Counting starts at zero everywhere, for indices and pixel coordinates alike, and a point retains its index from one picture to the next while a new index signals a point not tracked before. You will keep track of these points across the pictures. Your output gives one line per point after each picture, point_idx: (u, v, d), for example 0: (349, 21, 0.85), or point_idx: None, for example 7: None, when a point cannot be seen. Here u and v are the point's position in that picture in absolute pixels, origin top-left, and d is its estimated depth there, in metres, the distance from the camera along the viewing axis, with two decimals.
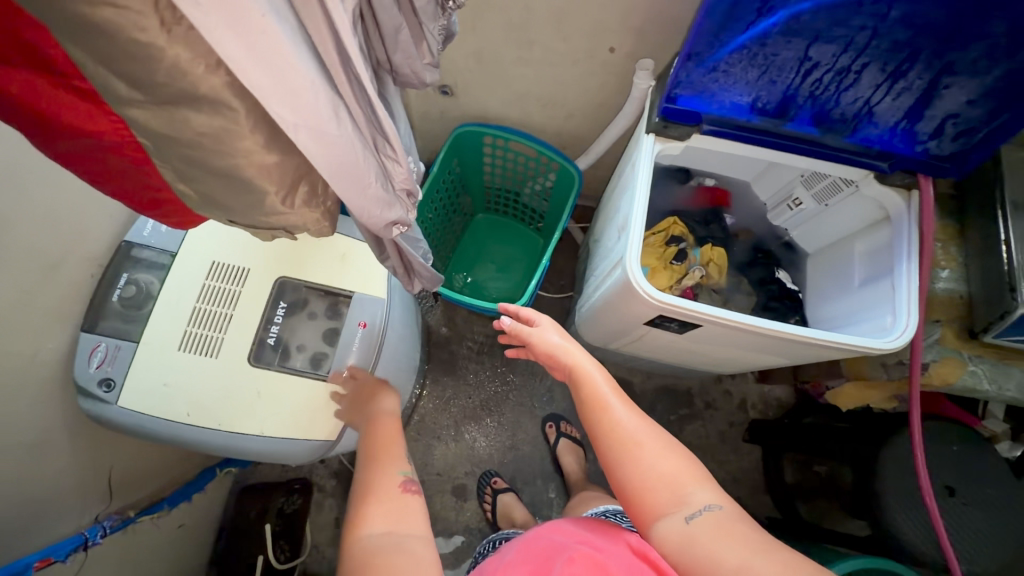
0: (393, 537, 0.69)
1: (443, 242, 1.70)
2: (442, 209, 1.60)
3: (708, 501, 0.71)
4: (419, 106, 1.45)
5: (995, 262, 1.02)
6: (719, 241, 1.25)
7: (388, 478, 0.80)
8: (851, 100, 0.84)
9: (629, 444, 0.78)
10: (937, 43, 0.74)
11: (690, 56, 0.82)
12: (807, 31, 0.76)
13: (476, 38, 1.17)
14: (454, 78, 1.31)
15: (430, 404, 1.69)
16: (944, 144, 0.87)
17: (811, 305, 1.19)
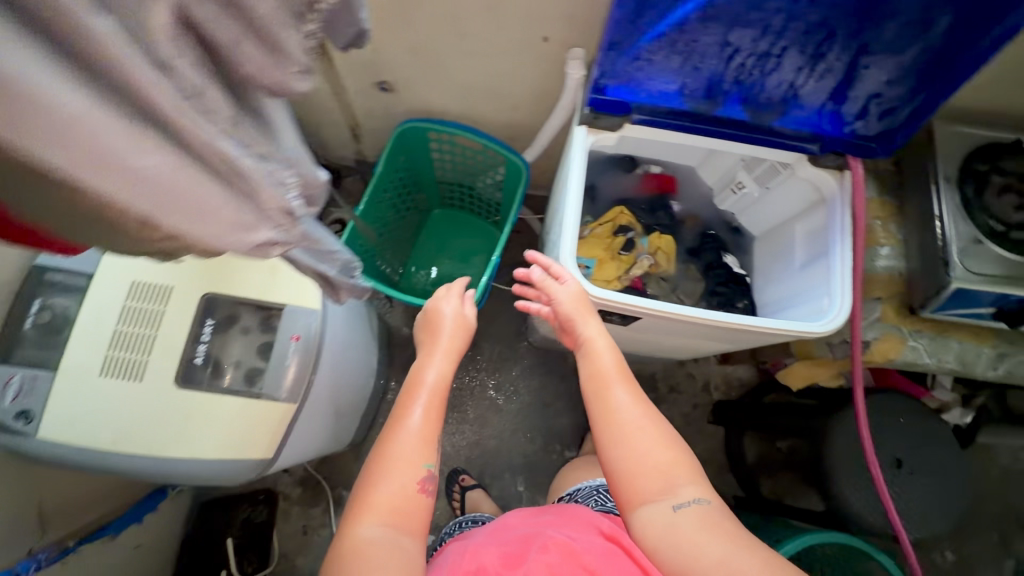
0: (393, 537, 0.74)
1: (397, 242, 1.66)
2: (393, 208, 1.56)
3: (694, 494, 0.69)
4: (361, 103, 1.41)
5: (930, 238, 1.04)
6: (666, 228, 1.25)
7: (406, 471, 0.80)
8: (776, 83, 0.83)
9: (629, 430, 0.75)
10: (851, 25, 0.73)
11: (612, 45, 0.80)
12: (724, 17, 0.75)
13: (408, 33, 1.13)
14: (392, 74, 1.27)
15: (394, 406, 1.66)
16: (871, 123, 0.87)
17: (759, 288, 1.20)
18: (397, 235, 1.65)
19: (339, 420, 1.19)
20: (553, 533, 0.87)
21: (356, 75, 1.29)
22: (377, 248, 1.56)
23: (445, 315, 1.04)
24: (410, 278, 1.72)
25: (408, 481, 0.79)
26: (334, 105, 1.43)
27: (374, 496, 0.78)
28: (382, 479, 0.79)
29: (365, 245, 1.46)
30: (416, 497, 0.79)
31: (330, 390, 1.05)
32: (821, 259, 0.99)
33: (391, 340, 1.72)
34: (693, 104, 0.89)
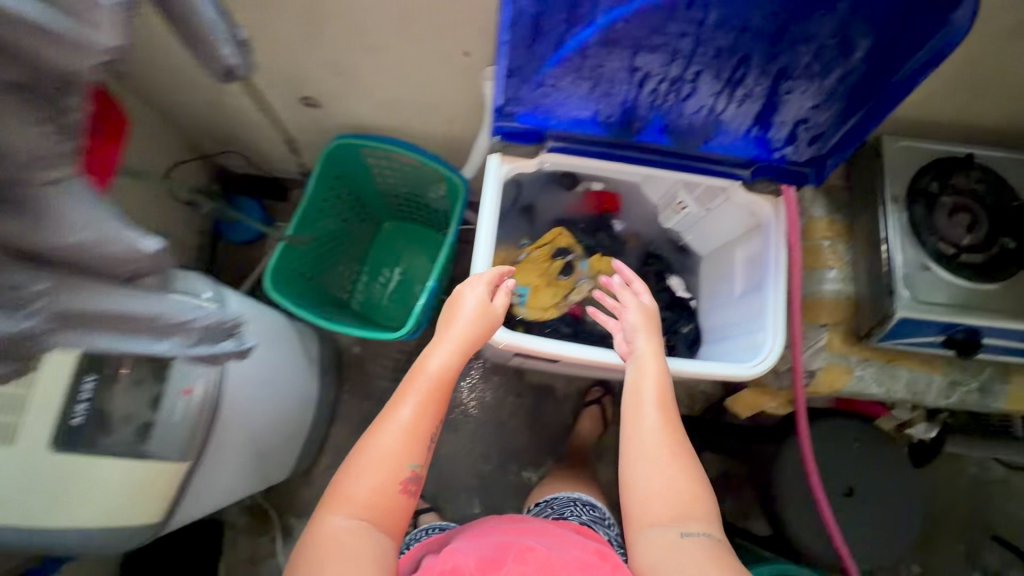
0: (365, 530, 0.69)
1: (342, 259, 1.59)
2: (333, 226, 1.48)
3: (702, 528, 0.71)
4: (290, 118, 1.33)
5: (877, 263, 0.98)
6: (608, 249, 1.19)
7: (392, 468, 0.73)
8: (695, 109, 0.76)
9: (656, 457, 0.76)
10: (766, 47, 0.66)
11: (511, 71, 0.73)
12: (627, 41, 0.68)
13: (321, 49, 1.05)
14: (316, 89, 1.19)
15: (346, 428, 1.61)
16: (801, 149, 0.80)
17: (704, 313, 1.14)
18: (341, 252, 1.58)
19: (262, 459, 1.14)
20: (530, 541, 0.78)
21: (278, 91, 1.21)
22: (318, 268, 1.49)
23: (466, 305, 0.84)
24: (359, 295, 1.65)
25: (386, 480, 0.72)
26: (263, 120, 1.35)
27: (351, 492, 0.71)
28: (360, 475, 0.72)
29: (301, 268, 1.39)
30: (395, 493, 0.73)
31: (243, 436, 1.00)
32: (755, 292, 0.94)
33: (342, 360, 1.66)
34: (611, 130, 0.82)
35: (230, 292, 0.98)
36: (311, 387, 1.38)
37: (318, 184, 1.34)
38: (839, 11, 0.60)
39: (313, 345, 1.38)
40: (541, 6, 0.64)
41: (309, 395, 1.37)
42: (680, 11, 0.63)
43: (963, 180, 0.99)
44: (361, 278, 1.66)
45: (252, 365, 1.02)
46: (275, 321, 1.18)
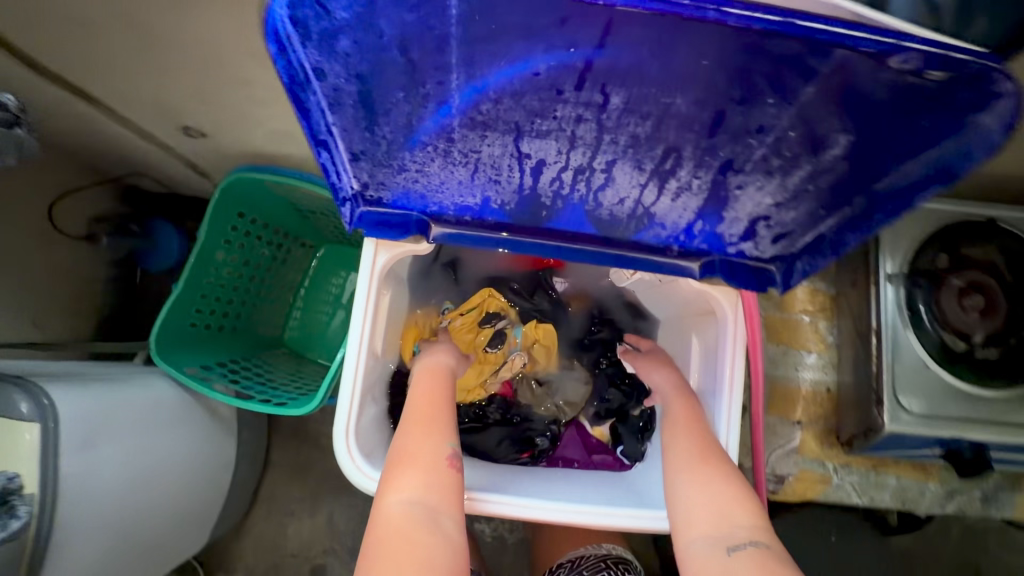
0: (427, 512, 0.60)
1: (272, 295, 1.36)
2: (250, 263, 1.26)
3: (747, 535, 0.57)
4: (183, 147, 1.12)
5: (865, 356, 0.80)
6: (548, 314, 1.00)
7: (431, 448, 0.67)
8: (615, 200, 0.56)
9: (695, 458, 0.67)
10: (700, 137, 0.45)
11: (356, 154, 0.53)
12: (504, 125, 0.47)
13: (183, 75, 0.83)
14: (196, 120, 0.97)
15: (281, 476, 1.45)
16: (763, 246, 0.60)
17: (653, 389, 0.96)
18: (268, 285, 1.34)
19: (151, 555, 0.99)
20: None
21: (152, 120, 0.99)
22: (239, 312, 1.29)
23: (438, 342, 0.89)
24: (297, 332, 1.42)
25: (429, 457, 0.66)
26: (153, 149, 1.13)
27: (406, 468, 0.64)
28: (411, 455, 0.66)
29: (208, 319, 1.20)
30: (444, 469, 0.65)
31: (108, 540, 0.85)
32: (708, 398, 0.77)
33: None
34: (511, 218, 0.62)
35: (76, 387, 0.83)
36: (236, 449, 1.23)
37: (213, 224, 1.15)
38: (802, 95, 0.40)
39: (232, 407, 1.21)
40: (364, 82, 0.43)
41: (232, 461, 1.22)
42: (567, 91, 0.42)
43: (981, 251, 0.78)
44: (296, 311, 1.42)
45: (126, 460, 0.88)
46: (156, 389, 1.02)
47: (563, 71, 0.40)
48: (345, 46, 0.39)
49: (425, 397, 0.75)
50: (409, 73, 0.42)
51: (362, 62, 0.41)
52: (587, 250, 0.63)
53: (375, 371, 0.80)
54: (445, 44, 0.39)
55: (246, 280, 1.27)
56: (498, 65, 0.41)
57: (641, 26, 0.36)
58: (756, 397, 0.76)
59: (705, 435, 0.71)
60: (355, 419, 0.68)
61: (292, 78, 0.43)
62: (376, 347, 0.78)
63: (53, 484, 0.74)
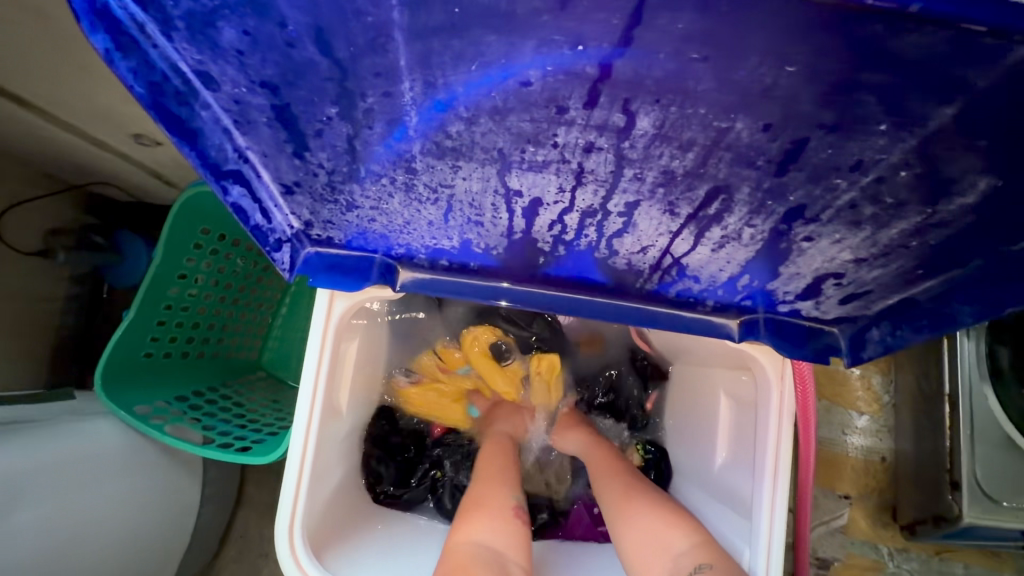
0: (498, 553, 0.54)
1: (247, 316, 1.11)
2: (219, 282, 1.03)
3: (691, 560, 0.52)
4: (139, 159, 0.88)
5: (933, 425, 0.66)
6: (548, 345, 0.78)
7: (506, 495, 0.62)
8: (634, 248, 0.42)
9: (623, 501, 0.62)
10: (763, 176, 0.32)
11: (288, 187, 0.39)
12: (483, 154, 0.33)
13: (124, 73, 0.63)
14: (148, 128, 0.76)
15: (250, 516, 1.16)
16: (827, 306, 0.46)
17: (671, 446, 0.77)
18: (244, 301, 1.09)
19: None
20: None
21: (90, 125, 0.76)
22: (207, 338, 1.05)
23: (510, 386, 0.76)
24: (276, 358, 1.17)
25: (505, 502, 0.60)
26: (109, 162, 0.89)
27: (479, 512, 0.59)
28: (479, 501, 0.60)
29: (167, 348, 0.97)
30: (511, 517, 0.59)
31: None
32: (744, 473, 0.59)
33: None
34: (499, 264, 0.48)
35: None
36: (203, 492, 1.01)
37: (170, 241, 0.93)
38: (935, 122, 0.26)
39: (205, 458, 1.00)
40: (274, 92, 0.30)
41: (199, 519, 1.01)
42: (570, 109, 0.29)
43: None
44: (275, 329, 1.17)
45: (48, 529, 0.73)
46: (103, 437, 0.84)
47: (564, 80, 0.27)
48: (232, 38, 0.26)
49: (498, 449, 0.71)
50: (338, 81, 0.29)
51: (264, 64, 0.27)
52: (597, 303, 0.49)
53: (336, 434, 0.62)
54: (385, 37, 0.26)
55: (216, 298, 1.04)
56: (466, 72, 0.27)
57: (692, 11, 0.22)
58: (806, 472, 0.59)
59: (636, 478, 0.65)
60: (302, 503, 0.55)
61: (167, 87, 0.29)
62: (334, 405, 0.61)
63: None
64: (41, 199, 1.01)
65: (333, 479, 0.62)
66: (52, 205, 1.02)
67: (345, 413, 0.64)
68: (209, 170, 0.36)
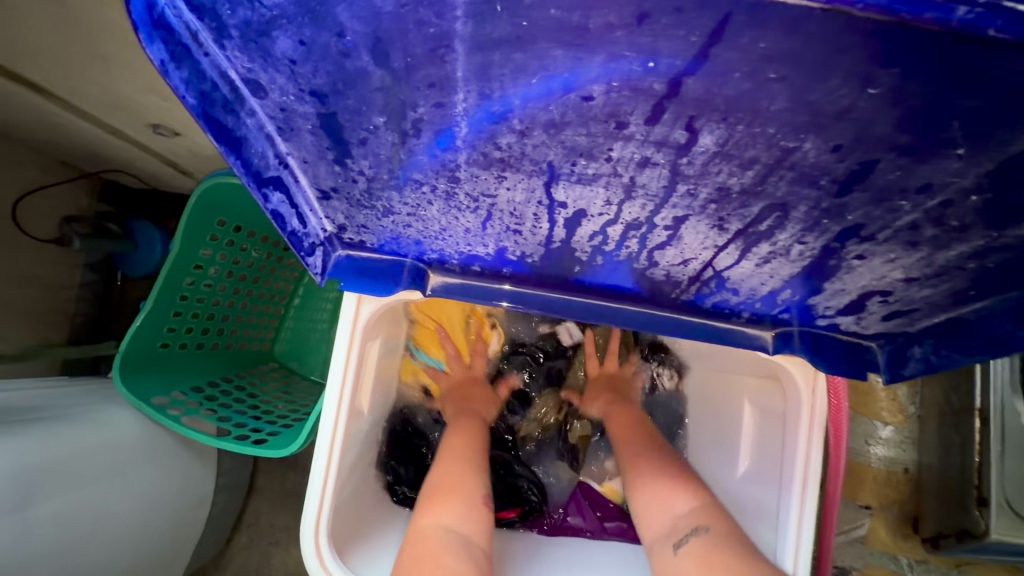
0: (462, 540, 0.52)
1: (259, 309, 1.10)
2: (234, 273, 1.02)
3: (690, 523, 0.53)
4: (157, 149, 0.87)
5: (960, 440, 0.65)
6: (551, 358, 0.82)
7: (466, 480, 0.59)
8: (675, 260, 0.41)
9: (636, 467, 0.64)
10: (823, 196, 0.31)
11: (325, 192, 0.38)
12: (531, 166, 0.32)
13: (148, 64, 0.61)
14: (165, 118, 0.75)
15: (260, 506, 1.16)
16: (868, 322, 0.45)
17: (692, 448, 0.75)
18: (257, 291, 1.08)
19: None
20: None
21: (105, 113, 0.75)
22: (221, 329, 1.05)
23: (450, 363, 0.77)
24: (288, 349, 1.17)
25: (467, 489, 0.58)
26: (127, 152, 0.89)
27: (442, 498, 0.56)
28: (445, 487, 0.58)
29: (183, 339, 0.98)
30: (478, 506, 0.57)
31: None
32: (769, 483, 0.58)
33: None
34: (533, 271, 0.47)
35: None
36: (217, 482, 1.02)
37: (188, 231, 0.92)
38: (1019, 147, 0.25)
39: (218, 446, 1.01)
40: (323, 101, 0.29)
41: (213, 508, 1.02)
42: (630, 124, 0.28)
43: None
44: (285, 323, 1.16)
45: (65, 521, 0.73)
46: (118, 426, 0.84)
47: (630, 96, 0.26)
48: (287, 48, 0.25)
49: (462, 432, 0.67)
50: (390, 91, 0.28)
51: (316, 73, 0.26)
52: (630, 312, 0.49)
53: (358, 434, 0.62)
54: (444, 49, 0.25)
55: (231, 288, 1.03)
56: (526, 84, 0.26)
57: (778, 31, 0.21)
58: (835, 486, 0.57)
59: (653, 442, 0.67)
60: (328, 502, 0.55)
61: (216, 95, 0.29)
62: (358, 406, 0.60)
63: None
64: (60, 185, 0.99)
65: (354, 477, 0.62)
66: (69, 192, 1.01)
67: (366, 412, 0.64)
68: (250, 177, 0.35)
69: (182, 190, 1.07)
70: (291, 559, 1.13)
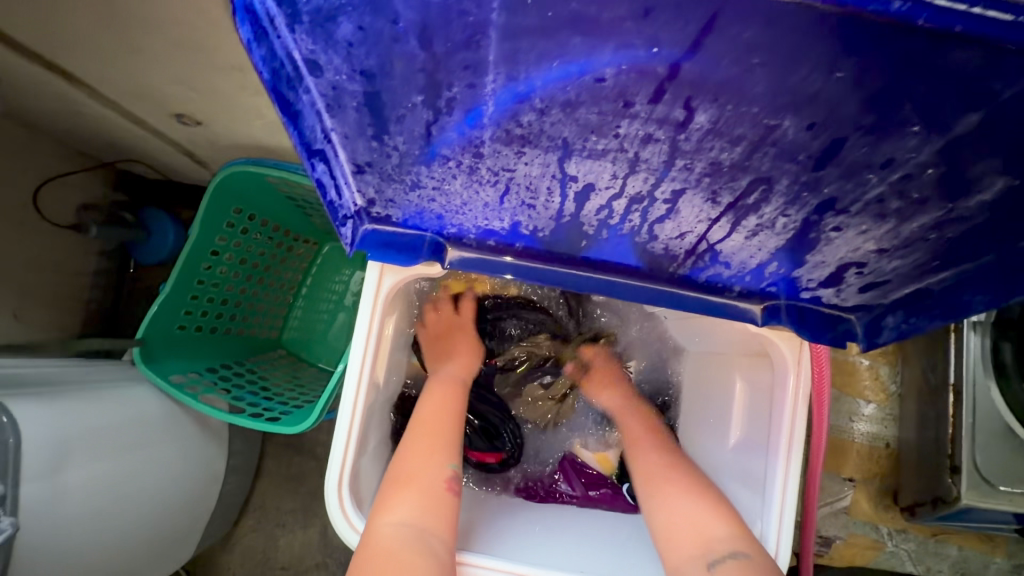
0: (419, 533, 0.53)
1: (269, 297, 1.13)
2: (246, 261, 1.06)
3: (728, 546, 0.53)
4: (177, 138, 0.91)
5: (935, 413, 0.70)
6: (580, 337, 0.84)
7: (429, 469, 0.60)
8: (673, 233, 0.45)
9: (653, 478, 0.64)
10: (802, 170, 0.35)
11: (360, 166, 0.43)
12: (548, 142, 0.37)
13: (180, 57, 0.65)
14: (187, 108, 0.79)
15: (267, 488, 1.19)
16: (847, 294, 0.49)
17: (686, 425, 0.80)
18: (271, 279, 1.12)
19: None
20: None
21: (132, 103, 0.79)
22: (233, 315, 1.08)
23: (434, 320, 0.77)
24: (297, 338, 1.19)
25: (427, 479, 0.58)
26: (149, 142, 0.93)
27: (403, 489, 0.57)
28: (407, 478, 0.58)
29: (199, 322, 1.01)
30: (441, 494, 0.58)
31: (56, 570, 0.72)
32: (757, 452, 0.63)
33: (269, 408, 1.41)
34: (543, 246, 0.52)
35: (31, 404, 0.70)
36: (227, 463, 1.05)
37: (206, 218, 0.96)
38: (961, 127, 0.29)
39: (230, 427, 1.05)
40: (371, 80, 0.33)
41: (223, 488, 1.05)
42: (637, 104, 0.32)
43: None
44: (295, 309, 1.19)
45: (94, 488, 0.76)
46: (140, 402, 0.87)
47: (636, 79, 0.30)
48: (347, 33, 0.29)
49: (432, 411, 0.66)
50: (430, 72, 0.32)
51: (368, 55, 0.31)
52: (631, 286, 0.53)
53: (375, 403, 0.66)
54: (480, 35, 0.29)
55: (246, 275, 1.07)
56: (547, 67, 0.31)
57: (758, 24, 0.26)
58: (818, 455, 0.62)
59: (662, 447, 0.68)
60: (350, 462, 0.59)
61: (283, 73, 0.33)
62: (376, 377, 0.64)
63: (11, 504, 0.64)
64: (76, 174, 1.01)
65: (371, 444, 0.66)
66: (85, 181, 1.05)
67: (382, 383, 0.68)
68: (300, 148, 0.40)
69: (197, 181, 1.11)
70: (298, 539, 1.17)
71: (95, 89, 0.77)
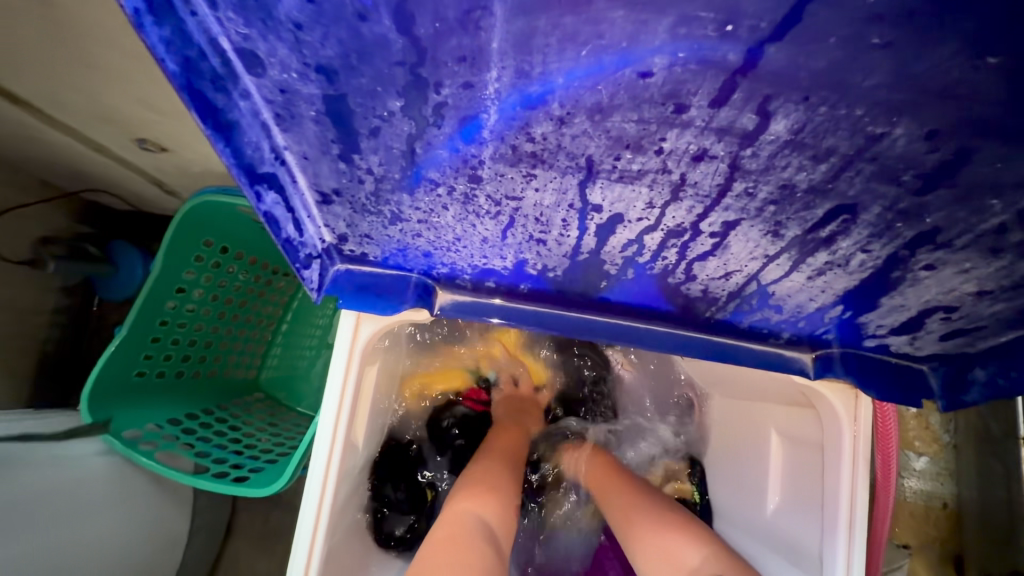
0: (493, 537, 0.51)
1: (246, 336, 0.93)
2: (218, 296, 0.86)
3: None
4: (143, 166, 0.77)
5: (1006, 473, 0.60)
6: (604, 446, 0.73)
7: (506, 479, 0.58)
8: (716, 272, 0.37)
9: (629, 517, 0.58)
10: (903, 193, 0.27)
11: (326, 195, 0.34)
12: (567, 161, 0.28)
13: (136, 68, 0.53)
14: (154, 135, 0.65)
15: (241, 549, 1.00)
16: (925, 342, 0.41)
17: (712, 479, 0.69)
18: (249, 313, 0.91)
19: None
20: None
21: (88, 127, 0.66)
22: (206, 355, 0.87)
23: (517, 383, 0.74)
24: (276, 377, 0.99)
25: (506, 487, 0.57)
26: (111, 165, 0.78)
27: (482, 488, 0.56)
28: (487, 479, 0.57)
29: (161, 366, 0.81)
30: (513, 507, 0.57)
31: None
32: (807, 522, 0.53)
33: None
34: (552, 288, 0.43)
35: None
36: (192, 523, 0.88)
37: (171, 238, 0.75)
38: None
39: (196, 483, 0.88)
40: (329, 79, 0.25)
41: (186, 553, 0.88)
42: (692, 106, 0.24)
43: None
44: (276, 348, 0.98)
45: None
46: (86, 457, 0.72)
47: (697, 71, 0.22)
48: (292, 8, 0.21)
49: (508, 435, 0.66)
50: (410, 67, 0.24)
51: (324, 42, 0.23)
52: (659, 332, 0.44)
53: (353, 470, 0.55)
54: (480, 11, 0.21)
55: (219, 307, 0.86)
56: (573, 58, 0.22)
57: None
58: (886, 503, 0.52)
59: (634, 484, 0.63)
60: (320, 549, 0.48)
61: (203, 66, 0.25)
62: (356, 439, 0.54)
63: None
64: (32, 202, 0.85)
65: (348, 519, 0.55)
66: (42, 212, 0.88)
67: (362, 448, 0.57)
68: (242, 173, 0.31)
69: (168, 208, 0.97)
70: None
71: (48, 113, 0.64)
